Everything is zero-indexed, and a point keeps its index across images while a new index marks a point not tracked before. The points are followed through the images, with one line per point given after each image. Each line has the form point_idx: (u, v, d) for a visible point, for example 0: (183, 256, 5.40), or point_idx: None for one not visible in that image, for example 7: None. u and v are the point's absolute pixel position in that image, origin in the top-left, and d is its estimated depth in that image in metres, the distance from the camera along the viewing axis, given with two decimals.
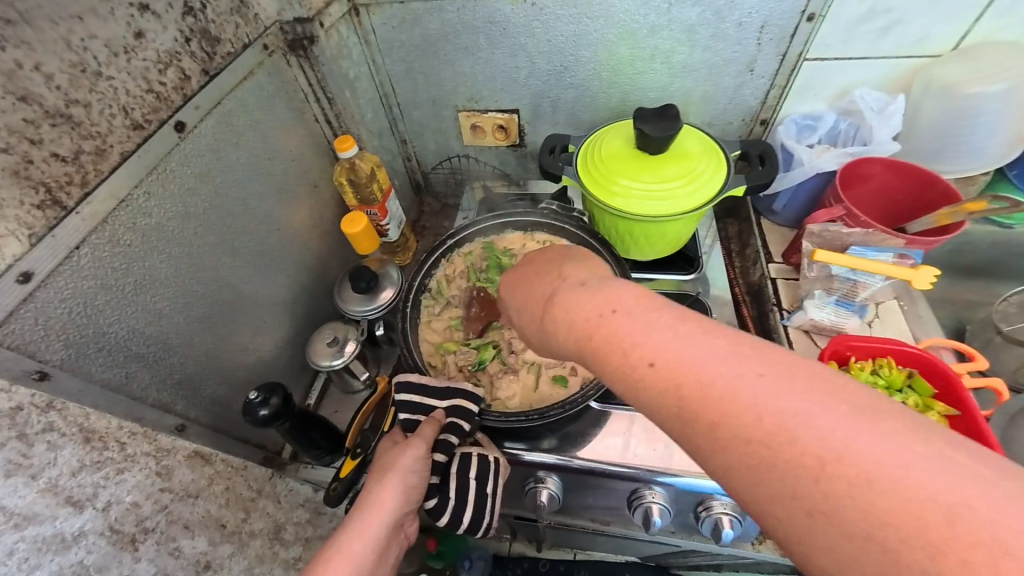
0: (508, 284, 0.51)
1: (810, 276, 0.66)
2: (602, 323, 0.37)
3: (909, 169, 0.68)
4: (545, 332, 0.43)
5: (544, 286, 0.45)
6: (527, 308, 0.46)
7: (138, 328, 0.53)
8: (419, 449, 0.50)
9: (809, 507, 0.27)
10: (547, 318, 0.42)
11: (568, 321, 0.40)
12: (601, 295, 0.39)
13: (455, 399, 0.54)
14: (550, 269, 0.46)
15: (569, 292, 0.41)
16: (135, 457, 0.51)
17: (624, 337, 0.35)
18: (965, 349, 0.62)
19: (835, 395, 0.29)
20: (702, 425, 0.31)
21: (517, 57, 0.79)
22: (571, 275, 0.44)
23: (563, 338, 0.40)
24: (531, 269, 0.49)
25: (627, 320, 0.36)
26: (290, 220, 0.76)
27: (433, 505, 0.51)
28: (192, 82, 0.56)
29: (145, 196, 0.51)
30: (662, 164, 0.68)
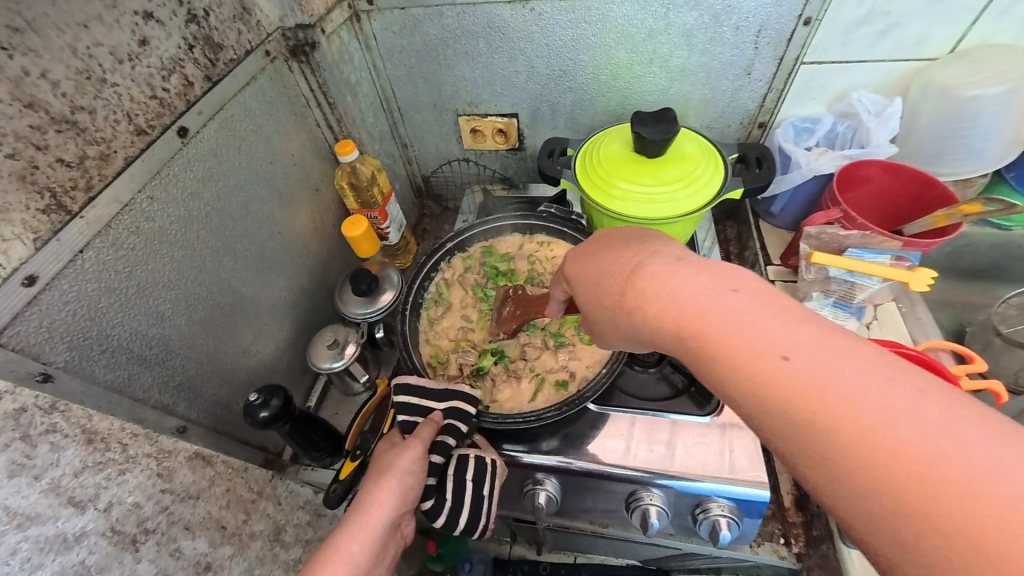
0: (576, 261, 0.51)
1: (808, 278, 0.67)
2: (716, 304, 0.36)
3: (908, 172, 0.68)
4: (621, 309, 0.42)
5: (629, 259, 0.44)
6: (606, 283, 0.45)
7: (141, 331, 0.54)
8: (417, 449, 0.50)
9: (935, 525, 0.25)
10: (634, 292, 0.41)
11: (666, 299, 0.39)
12: (714, 277, 0.38)
13: (453, 402, 0.55)
14: (635, 247, 0.45)
15: (668, 270, 0.41)
16: (137, 458, 0.52)
17: (742, 322, 0.34)
18: (963, 351, 0.61)
19: (983, 419, 0.27)
20: (827, 420, 0.29)
21: (517, 61, 0.80)
22: (662, 253, 0.43)
23: (654, 316, 0.39)
24: (611, 246, 0.48)
25: (748, 305, 0.35)
26: (291, 224, 0.77)
27: (430, 506, 0.52)
28: (195, 88, 0.57)
29: (149, 200, 0.52)
30: (661, 167, 0.69)
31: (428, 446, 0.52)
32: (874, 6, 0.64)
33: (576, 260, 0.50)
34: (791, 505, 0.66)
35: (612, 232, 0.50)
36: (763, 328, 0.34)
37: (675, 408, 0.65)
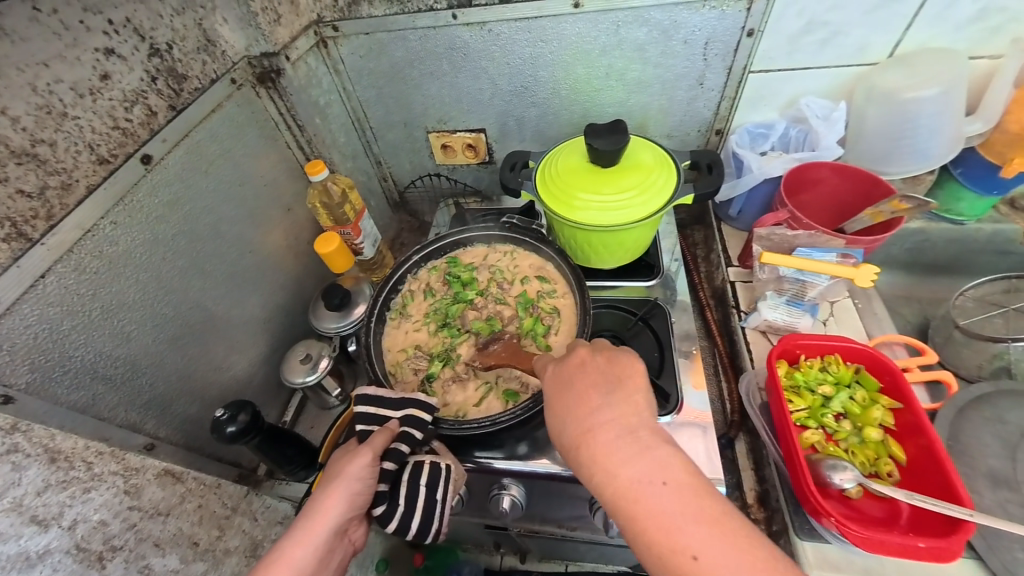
0: (554, 387, 0.52)
1: (763, 278, 0.68)
2: (646, 495, 0.41)
3: (855, 173, 0.70)
4: (576, 462, 0.46)
5: (591, 414, 0.47)
6: (567, 431, 0.48)
7: (106, 351, 0.56)
8: (366, 457, 0.52)
9: None
10: (586, 453, 0.45)
11: (610, 477, 0.43)
12: (649, 462, 0.43)
13: (409, 409, 0.56)
14: (599, 398, 0.48)
15: (616, 440, 0.45)
16: (103, 476, 0.53)
17: (665, 516, 0.40)
18: (916, 344, 0.64)
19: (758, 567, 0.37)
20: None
21: (480, 79, 0.83)
22: (622, 411, 0.47)
23: (597, 484, 0.44)
24: (580, 383, 0.50)
25: (673, 490, 0.41)
26: (263, 243, 0.79)
27: (382, 512, 0.53)
28: (159, 117, 0.60)
29: (112, 226, 0.55)
30: (617, 176, 0.70)
31: (379, 453, 0.53)
32: (813, 16, 0.67)
33: (552, 387, 0.52)
34: (754, 502, 0.65)
35: (585, 362, 0.52)
36: (678, 523, 0.40)
37: None
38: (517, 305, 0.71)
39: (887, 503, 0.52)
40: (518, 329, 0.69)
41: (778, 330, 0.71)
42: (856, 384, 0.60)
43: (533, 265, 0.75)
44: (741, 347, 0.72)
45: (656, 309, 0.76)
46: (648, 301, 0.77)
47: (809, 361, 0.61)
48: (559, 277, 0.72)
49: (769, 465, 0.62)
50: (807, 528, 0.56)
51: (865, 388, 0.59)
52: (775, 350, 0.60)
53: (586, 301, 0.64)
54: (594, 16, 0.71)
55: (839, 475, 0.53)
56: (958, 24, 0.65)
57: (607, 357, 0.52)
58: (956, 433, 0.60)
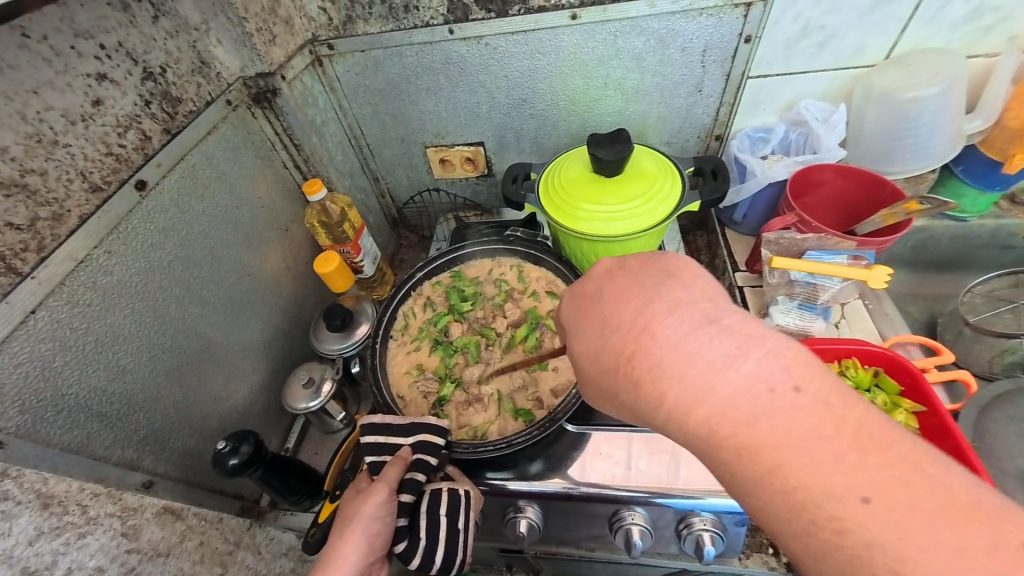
0: (584, 304, 0.44)
1: (773, 282, 0.68)
2: (752, 398, 0.33)
3: (858, 174, 0.69)
4: (635, 369, 0.38)
5: (654, 316, 0.38)
6: (618, 341, 0.39)
7: (100, 386, 0.53)
8: (381, 493, 0.52)
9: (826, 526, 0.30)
10: (652, 365, 0.37)
11: (724, 393, 0.33)
12: (735, 352, 0.34)
13: (419, 435, 0.56)
14: (661, 297, 0.39)
15: (691, 340, 0.36)
16: (99, 519, 0.50)
17: (782, 418, 0.32)
18: (931, 343, 0.63)
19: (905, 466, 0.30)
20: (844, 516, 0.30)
21: (478, 93, 0.82)
22: (686, 307, 0.38)
23: (672, 390, 0.35)
24: (625, 285, 0.42)
25: (800, 398, 0.33)
26: (260, 266, 0.77)
27: (404, 548, 0.54)
28: (153, 141, 0.58)
29: (106, 255, 0.53)
30: (621, 185, 0.70)
31: (395, 486, 0.54)
32: (808, 21, 0.67)
33: (583, 302, 0.44)
34: None
35: (624, 270, 0.43)
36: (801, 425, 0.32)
37: None
38: (526, 324, 0.70)
39: None
40: (511, 340, 0.69)
41: (791, 335, 0.70)
42: (876, 387, 0.59)
43: (539, 279, 0.74)
44: None
45: None
46: None
47: (826, 366, 0.60)
48: (567, 292, 0.71)
49: None
50: None
51: (886, 391, 0.58)
52: None
53: None
54: (591, 27, 0.71)
55: None
56: (952, 24, 0.66)
57: (645, 260, 0.43)
58: (981, 434, 0.59)
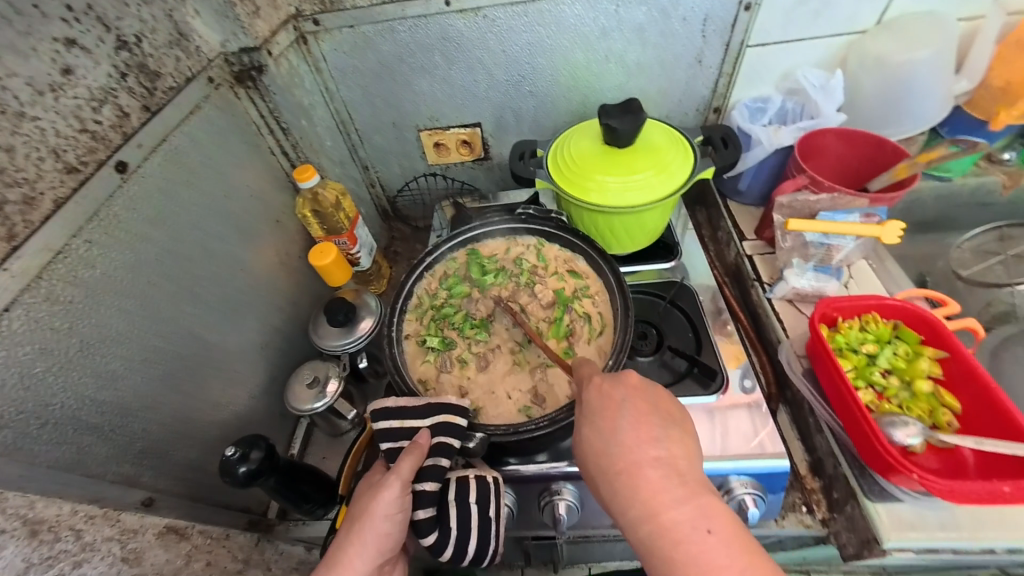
0: (599, 401, 0.48)
1: (786, 247, 0.69)
2: (685, 541, 0.42)
3: (860, 136, 0.71)
4: (613, 487, 0.45)
5: (643, 452, 0.46)
6: (611, 456, 0.46)
7: (89, 395, 0.47)
8: (394, 489, 0.49)
9: None
10: (630, 489, 0.45)
11: (675, 535, 0.42)
12: (691, 506, 0.43)
13: (439, 417, 0.53)
14: (655, 437, 0.47)
15: (666, 482, 0.44)
16: (96, 544, 0.45)
17: (706, 568, 0.41)
18: (936, 296, 0.65)
19: None
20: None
21: (475, 71, 0.79)
22: (673, 451, 0.46)
23: (635, 519, 0.44)
24: (633, 407, 0.48)
25: (719, 553, 0.41)
26: (253, 260, 0.71)
27: (434, 541, 0.51)
28: (132, 119, 0.52)
29: (87, 245, 0.46)
30: (631, 158, 0.68)
31: (410, 479, 0.51)
32: None
33: (597, 396, 0.49)
34: (807, 472, 0.63)
35: (643, 389, 0.49)
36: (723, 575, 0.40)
37: (682, 391, 0.64)
38: (553, 308, 0.67)
39: (950, 454, 0.52)
40: (542, 326, 0.66)
41: (806, 299, 0.71)
42: (896, 339, 0.60)
43: (558, 258, 0.71)
44: (771, 320, 0.71)
45: (683, 290, 0.74)
46: (672, 284, 0.75)
47: (847, 323, 0.62)
48: (589, 270, 0.69)
49: (819, 433, 0.61)
50: (877, 490, 0.55)
51: (906, 342, 0.60)
52: (815, 315, 0.61)
53: (627, 297, 0.61)
54: None
55: (903, 431, 0.53)
56: None
57: (662, 395, 0.50)
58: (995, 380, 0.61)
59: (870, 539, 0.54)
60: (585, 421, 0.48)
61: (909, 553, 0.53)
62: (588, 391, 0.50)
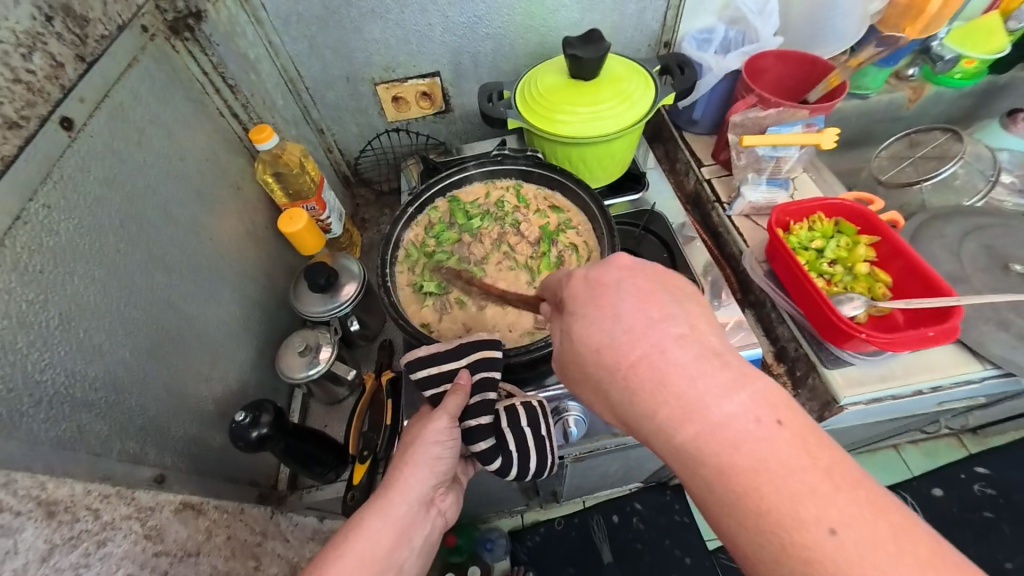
0: (596, 292, 0.45)
1: (742, 164, 0.76)
2: (749, 434, 0.35)
3: (794, 56, 0.77)
4: (630, 381, 0.40)
5: (657, 333, 0.40)
6: (620, 346, 0.41)
7: (78, 369, 0.44)
8: (443, 421, 0.53)
9: (797, 559, 0.33)
10: (652, 379, 0.39)
11: (728, 429, 0.36)
12: (713, 375, 0.38)
13: (476, 355, 0.55)
14: (669, 317, 0.41)
15: (706, 368, 0.38)
16: (116, 523, 0.44)
17: (777, 464, 0.34)
18: (863, 196, 0.76)
19: (881, 520, 0.33)
20: (776, 535, 0.34)
21: (429, 13, 0.76)
22: (695, 330, 0.41)
23: (672, 416, 0.38)
24: (637, 293, 0.43)
25: (789, 445, 0.35)
26: (220, 230, 0.67)
27: (500, 466, 0.55)
28: (67, 69, 0.46)
29: (46, 210, 0.42)
30: (597, 89, 0.71)
31: (456, 414, 0.54)
32: None
33: (593, 288, 0.45)
34: (773, 361, 0.72)
35: (638, 270, 0.45)
36: (795, 468, 0.34)
37: None
38: (541, 242, 0.69)
39: (887, 320, 0.63)
40: (531, 260, 0.69)
41: (760, 212, 0.78)
42: (838, 233, 0.69)
43: (539, 196, 0.73)
44: (732, 234, 0.78)
45: (655, 216, 0.79)
46: (644, 212, 0.80)
47: (797, 225, 0.70)
48: (569, 204, 0.71)
49: (781, 323, 0.70)
50: (832, 359, 0.64)
51: (846, 234, 0.69)
52: (771, 221, 0.68)
53: (609, 220, 0.64)
54: None
55: (848, 306, 0.63)
56: None
57: (668, 277, 0.44)
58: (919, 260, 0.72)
59: (830, 401, 0.64)
60: (578, 316, 0.45)
61: (859, 405, 0.63)
62: (577, 289, 0.46)
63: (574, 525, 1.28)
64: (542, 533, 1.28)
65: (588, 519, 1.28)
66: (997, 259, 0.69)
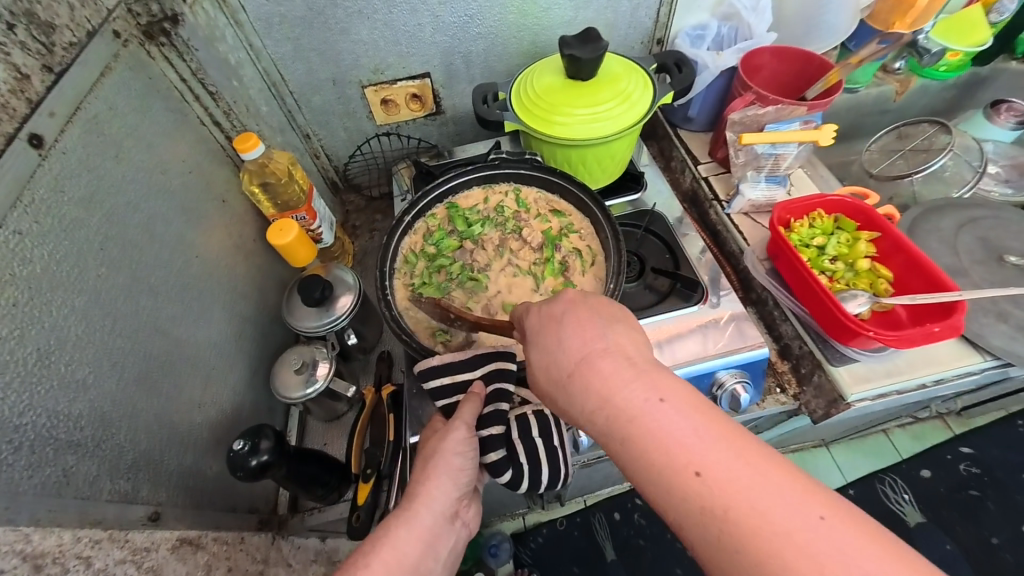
0: (539, 320, 0.47)
1: (740, 162, 0.76)
2: (638, 410, 0.38)
3: (789, 52, 0.77)
4: (568, 392, 0.43)
5: (587, 349, 0.43)
6: (560, 365, 0.44)
7: (60, 409, 0.41)
8: (461, 431, 0.52)
9: (688, 515, 0.35)
10: (583, 390, 0.41)
11: (626, 411, 0.39)
12: (647, 381, 0.40)
13: (489, 365, 0.55)
14: (597, 332, 0.43)
15: (618, 369, 0.41)
16: (110, 570, 0.40)
17: (663, 433, 0.37)
18: (857, 190, 0.76)
19: (763, 474, 0.35)
20: (695, 517, 0.35)
21: (418, 12, 0.73)
22: (619, 341, 0.43)
23: (592, 413, 0.41)
24: (573, 315, 0.45)
25: (673, 416, 0.38)
26: (207, 246, 0.64)
27: (509, 479, 0.53)
28: (33, 81, 0.42)
29: (18, 237, 0.39)
30: (595, 89, 0.69)
31: (473, 424, 0.53)
32: None
33: (540, 319, 0.47)
34: (777, 359, 0.72)
35: (580, 298, 0.47)
36: (679, 436, 0.37)
37: (668, 307, 0.69)
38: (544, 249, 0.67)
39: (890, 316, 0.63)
40: (534, 268, 0.67)
41: (759, 210, 0.78)
42: (839, 230, 0.69)
43: (539, 200, 0.72)
44: (732, 232, 0.78)
45: (655, 217, 0.78)
46: (645, 213, 0.79)
47: (798, 222, 0.70)
48: (571, 208, 0.70)
49: (784, 321, 0.70)
50: (839, 356, 0.65)
51: (846, 231, 0.69)
52: (773, 219, 0.68)
53: (615, 224, 0.63)
54: None
55: (853, 304, 0.63)
56: None
57: (601, 300, 0.46)
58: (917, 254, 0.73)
59: (837, 398, 0.64)
60: (530, 342, 0.47)
61: (865, 401, 0.63)
62: (528, 318, 0.48)
63: (577, 525, 1.25)
64: (544, 534, 1.25)
65: (590, 518, 1.26)
66: (992, 251, 0.70)
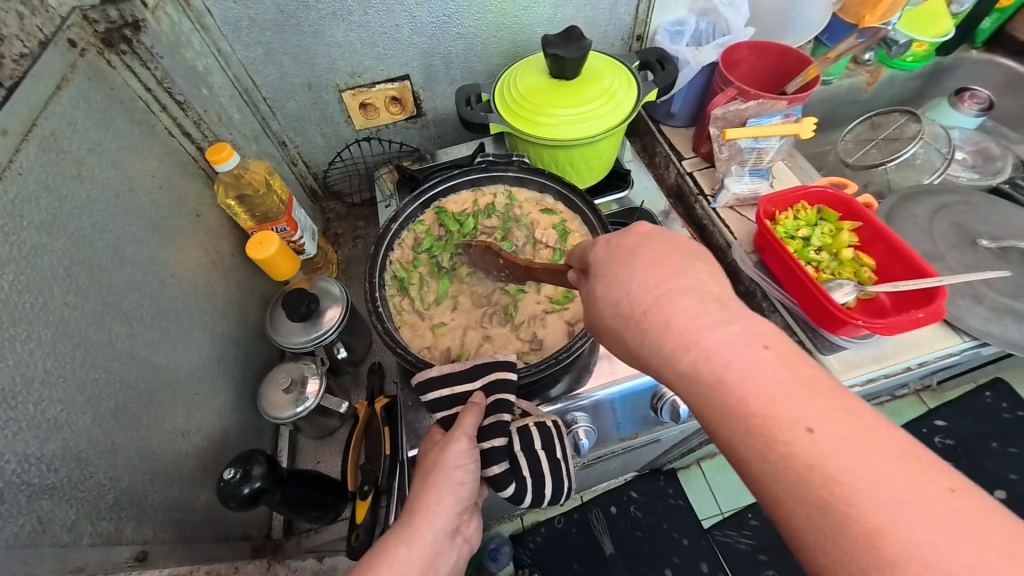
0: (609, 256, 0.44)
1: (725, 157, 0.76)
2: (738, 359, 0.35)
3: (766, 46, 0.78)
4: (641, 329, 0.40)
5: (669, 284, 0.40)
6: (635, 302, 0.40)
7: (30, 452, 0.38)
8: (463, 442, 0.51)
9: (790, 473, 0.32)
10: (661, 326, 0.39)
11: (720, 356, 0.36)
12: (738, 322, 0.37)
13: (488, 375, 0.54)
14: (680, 268, 0.41)
15: (706, 308, 0.38)
16: None
17: (765, 384, 0.34)
18: (837, 180, 0.78)
19: (873, 439, 0.32)
20: (798, 475, 0.32)
21: (395, 13, 0.71)
22: (702, 280, 0.40)
23: (671, 354, 0.38)
24: (652, 251, 0.42)
25: (776, 369, 0.35)
26: (182, 265, 0.61)
27: (512, 492, 0.52)
28: None
29: None
30: (580, 88, 0.69)
31: (473, 435, 0.52)
32: None
33: (608, 253, 0.44)
34: None
35: (657, 235, 0.43)
36: (782, 390, 0.34)
37: None
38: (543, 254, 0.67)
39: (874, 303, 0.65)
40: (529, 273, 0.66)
41: (744, 203, 0.79)
42: (822, 221, 0.71)
43: (530, 200, 0.71)
44: (719, 227, 0.78)
45: (644, 217, 0.78)
46: (633, 211, 0.79)
47: (783, 215, 0.71)
48: (562, 208, 0.69)
49: (774, 313, 0.71)
50: (830, 345, 0.66)
51: (829, 221, 0.70)
52: (759, 213, 0.69)
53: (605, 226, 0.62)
54: None
55: (840, 293, 0.65)
56: None
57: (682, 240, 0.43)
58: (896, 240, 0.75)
59: None
60: (598, 278, 0.44)
61: (856, 387, 0.65)
62: (594, 250, 0.45)
63: (575, 522, 1.26)
64: (543, 534, 1.24)
65: (587, 513, 1.26)
66: (965, 236, 0.73)
